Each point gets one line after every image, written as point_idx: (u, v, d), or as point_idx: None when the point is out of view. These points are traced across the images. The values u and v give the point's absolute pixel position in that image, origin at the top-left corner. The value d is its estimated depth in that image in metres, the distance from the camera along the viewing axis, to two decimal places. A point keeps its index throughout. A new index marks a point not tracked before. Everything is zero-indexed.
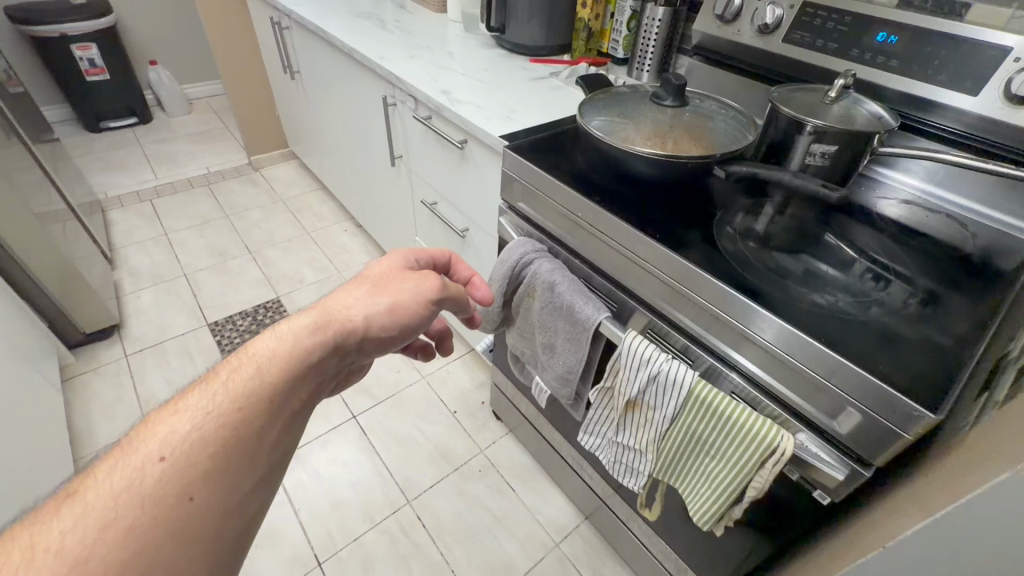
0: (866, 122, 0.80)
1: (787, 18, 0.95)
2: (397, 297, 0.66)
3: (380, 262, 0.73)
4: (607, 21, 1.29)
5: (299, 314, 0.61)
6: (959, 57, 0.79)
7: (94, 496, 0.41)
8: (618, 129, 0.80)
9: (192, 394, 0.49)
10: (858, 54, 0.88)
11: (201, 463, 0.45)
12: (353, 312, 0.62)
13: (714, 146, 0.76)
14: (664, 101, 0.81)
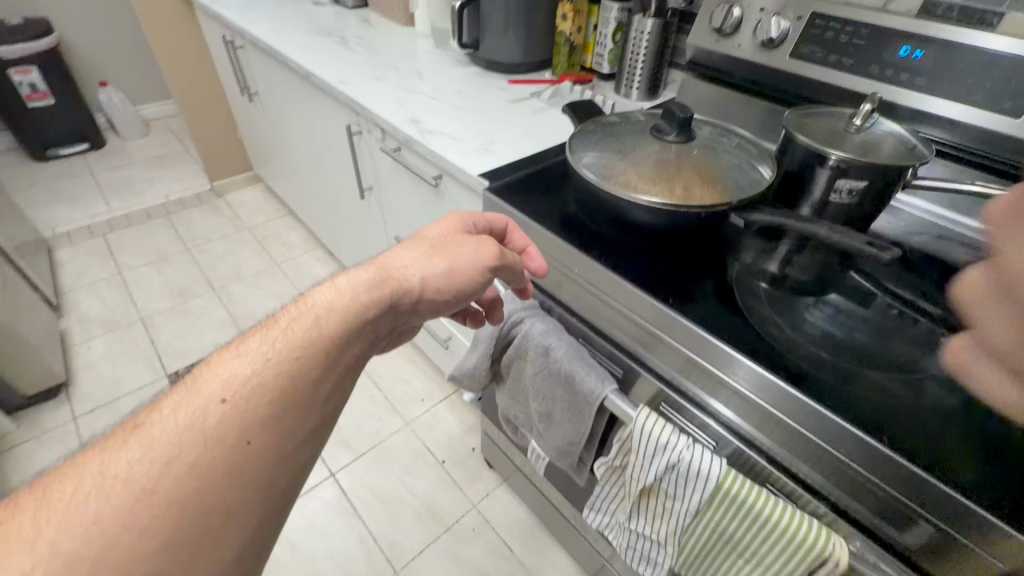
0: (898, 152, 0.70)
1: (794, 31, 0.85)
2: (453, 261, 0.62)
3: (437, 223, 0.68)
4: (591, 34, 1.18)
5: (357, 270, 0.59)
6: (999, 74, 0.69)
7: (162, 429, 0.42)
8: (614, 169, 0.68)
9: (254, 340, 0.49)
10: (877, 71, 0.78)
11: (259, 407, 0.45)
12: (409, 269, 0.60)
13: (729, 189, 0.65)
14: (665, 135, 0.70)
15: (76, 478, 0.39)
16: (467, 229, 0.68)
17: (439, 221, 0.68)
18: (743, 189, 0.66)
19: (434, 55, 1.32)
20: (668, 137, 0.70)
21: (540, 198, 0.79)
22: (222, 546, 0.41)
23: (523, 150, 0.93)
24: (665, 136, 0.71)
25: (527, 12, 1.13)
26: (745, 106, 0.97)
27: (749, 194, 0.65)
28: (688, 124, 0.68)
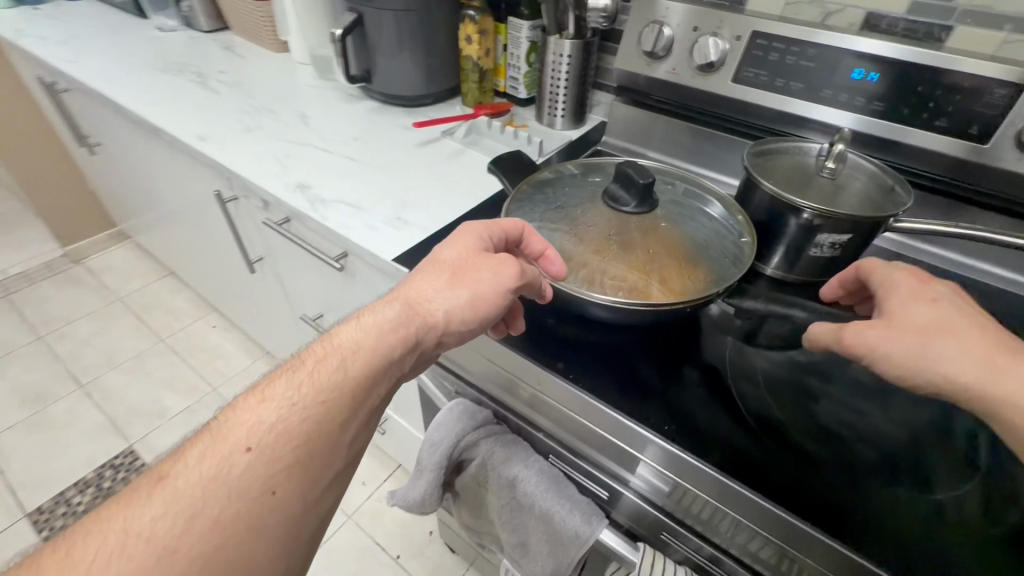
0: (876, 198, 0.62)
1: (733, 52, 0.75)
2: (475, 287, 0.50)
3: (450, 240, 0.53)
4: (501, 55, 1.03)
5: (383, 299, 0.50)
6: (961, 97, 0.63)
7: (187, 482, 0.38)
8: (570, 261, 0.54)
9: (281, 381, 0.44)
10: (831, 95, 0.70)
11: (284, 457, 0.41)
12: (431, 297, 0.50)
13: (711, 272, 0.54)
14: (621, 208, 0.57)
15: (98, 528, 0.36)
16: (486, 245, 0.53)
17: (454, 233, 0.54)
18: (726, 266, 0.55)
19: (319, 89, 1.10)
20: (626, 211, 0.57)
21: None
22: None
23: (445, 214, 0.76)
24: (621, 208, 0.57)
25: (423, 37, 0.96)
26: (687, 134, 0.88)
27: (736, 274, 0.53)
28: (648, 194, 0.56)
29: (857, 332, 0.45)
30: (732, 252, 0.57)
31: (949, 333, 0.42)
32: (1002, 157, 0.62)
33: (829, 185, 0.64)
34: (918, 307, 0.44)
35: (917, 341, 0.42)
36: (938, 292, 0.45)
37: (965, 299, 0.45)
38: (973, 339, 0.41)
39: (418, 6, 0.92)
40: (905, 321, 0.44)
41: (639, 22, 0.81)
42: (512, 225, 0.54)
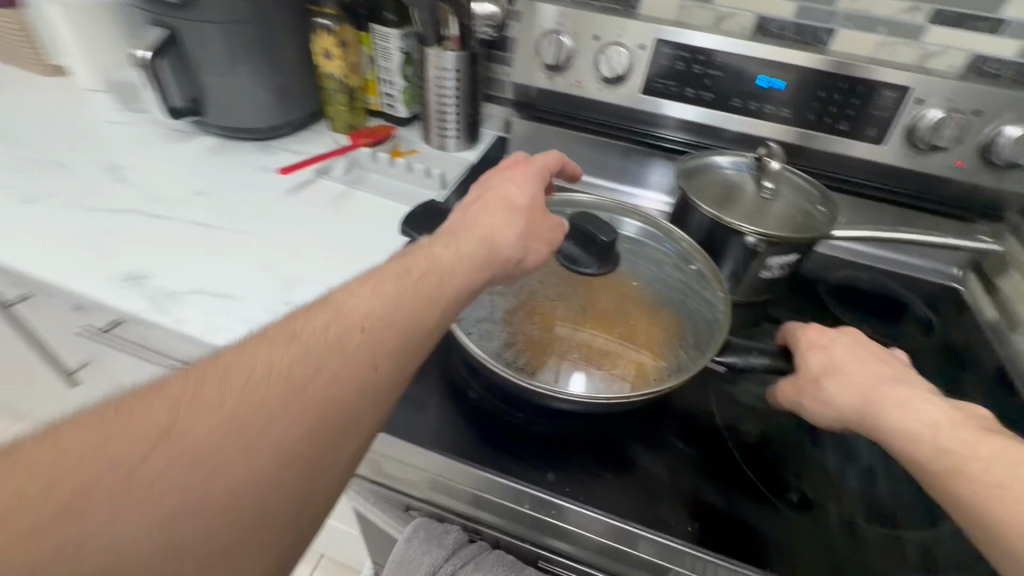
0: (799, 201, 0.63)
1: (639, 63, 0.70)
2: (537, 237, 0.49)
3: (514, 180, 0.50)
4: (368, 68, 0.87)
5: (465, 219, 0.46)
6: (857, 101, 0.65)
7: (288, 353, 0.34)
8: (547, 360, 0.48)
9: (389, 271, 0.40)
10: (740, 104, 0.70)
11: (393, 343, 0.37)
12: (508, 233, 0.46)
13: (695, 334, 0.52)
14: (580, 268, 0.54)
15: (200, 375, 0.32)
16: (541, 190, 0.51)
17: (517, 172, 0.51)
18: (707, 318, 0.53)
19: (126, 125, 0.83)
20: (587, 271, 0.53)
21: (420, 385, 0.51)
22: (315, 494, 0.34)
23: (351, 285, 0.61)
24: (579, 268, 0.54)
25: (267, 54, 0.77)
26: (596, 148, 0.81)
27: (721, 325, 0.51)
28: (607, 252, 0.54)
29: (777, 388, 0.46)
30: (705, 299, 0.55)
31: (835, 373, 0.42)
32: (895, 155, 0.67)
33: (757, 197, 0.63)
34: (810, 354, 0.45)
35: (811, 388, 0.43)
36: (830, 336, 0.45)
37: (858, 335, 0.44)
38: (856, 375, 0.41)
39: (255, 16, 0.73)
40: (803, 369, 0.44)
41: (534, 31, 0.73)
42: (545, 162, 0.54)
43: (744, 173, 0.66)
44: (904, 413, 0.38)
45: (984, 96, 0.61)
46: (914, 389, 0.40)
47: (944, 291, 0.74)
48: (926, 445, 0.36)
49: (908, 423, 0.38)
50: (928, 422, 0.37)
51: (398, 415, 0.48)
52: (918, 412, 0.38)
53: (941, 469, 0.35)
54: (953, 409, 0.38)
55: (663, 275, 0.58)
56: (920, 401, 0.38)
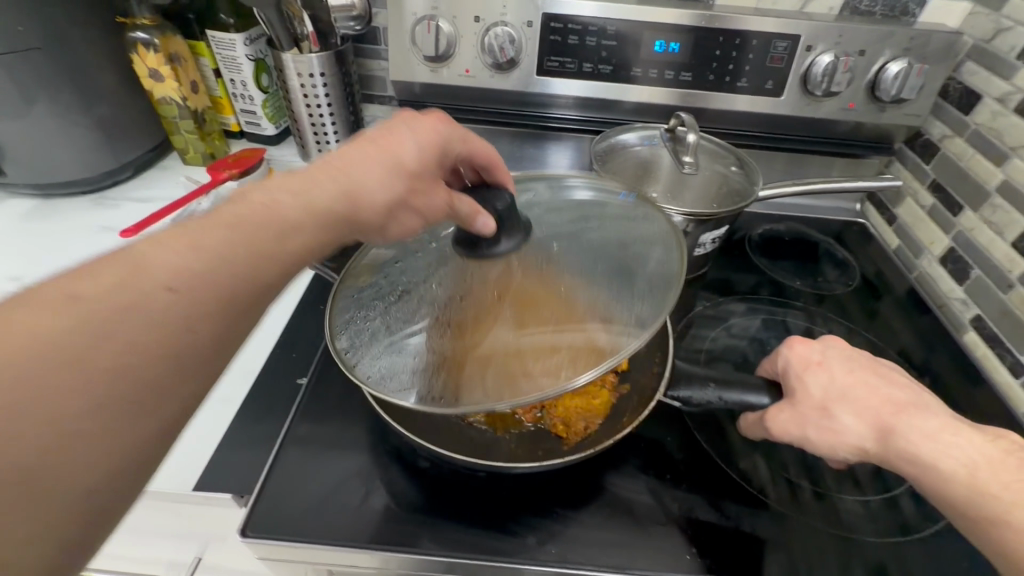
0: (713, 165, 0.61)
1: (528, 42, 0.64)
2: (418, 204, 0.39)
3: (413, 132, 0.39)
4: (215, 84, 0.73)
5: (337, 166, 0.35)
6: (753, 56, 0.64)
7: (62, 311, 0.23)
8: (470, 374, 0.37)
9: (225, 212, 0.30)
10: (641, 74, 0.66)
11: (214, 306, 0.27)
12: (379, 192, 0.36)
13: (663, 278, 0.41)
14: (485, 253, 0.41)
15: None
16: (446, 150, 0.41)
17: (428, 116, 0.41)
18: (672, 255, 0.43)
19: None
20: (499, 256, 0.41)
21: (357, 468, 0.43)
22: (119, 486, 0.24)
23: (249, 358, 0.50)
24: (482, 251, 0.42)
25: (73, 86, 0.60)
26: (503, 137, 0.74)
27: (676, 269, 0.42)
28: (508, 221, 0.41)
29: (771, 418, 0.42)
30: (663, 238, 0.45)
31: (843, 399, 0.39)
32: (794, 104, 0.67)
33: (674, 169, 0.59)
34: (809, 375, 0.41)
35: (819, 415, 0.39)
36: (821, 351, 0.42)
37: (850, 352, 0.42)
38: (868, 400, 0.39)
39: (43, 40, 0.57)
40: (803, 395, 0.40)
41: (405, 19, 0.64)
42: (486, 147, 0.45)
43: (658, 147, 0.62)
44: (933, 447, 0.35)
45: (868, 36, 0.62)
46: (930, 411, 0.37)
47: (852, 226, 0.78)
48: (963, 484, 0.34)
49: (934, 458, 0.35)
50: (963, 460, 0.35)
51: (340, 515, 0.40)
52: (949, 444, 0.35)
53: (980, 511, 0.33)
54: (984, 439, 0.35)
55: (608, 225, 0.46)
56: (949, 432, 0.36)
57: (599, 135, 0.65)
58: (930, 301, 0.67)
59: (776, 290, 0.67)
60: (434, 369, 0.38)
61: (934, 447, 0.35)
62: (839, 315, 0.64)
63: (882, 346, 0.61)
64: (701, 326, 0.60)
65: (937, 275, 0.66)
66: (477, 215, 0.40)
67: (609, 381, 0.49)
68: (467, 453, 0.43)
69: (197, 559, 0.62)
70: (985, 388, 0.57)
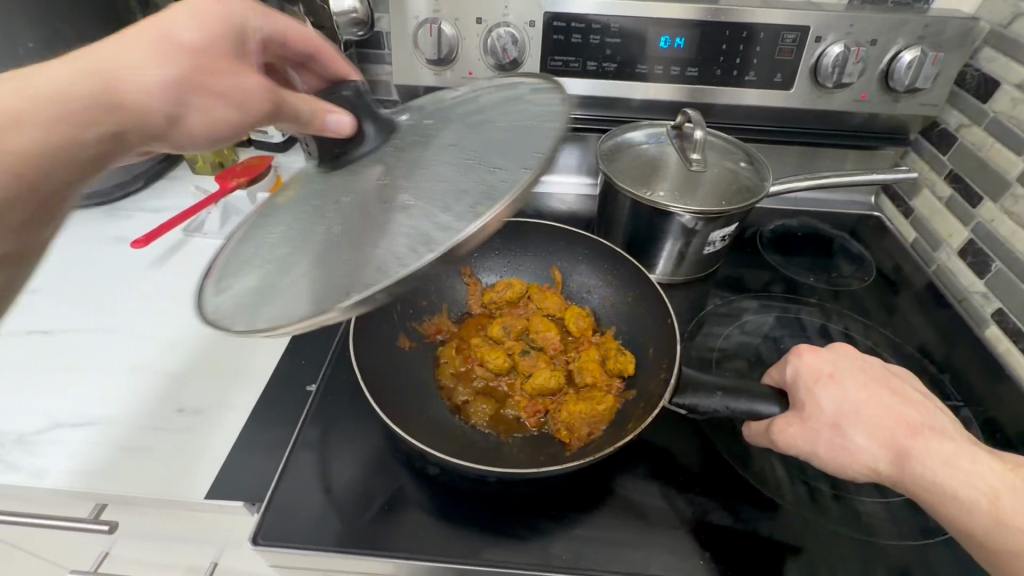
0: (722, 161, 0.60)
1: (531, 41, 0.64)
2: (221, 89, 0.37)
3: (193, 11, 0.37)
4: None
5: (106, 53, 0.35)
6: (760, 49, 0.63)
7: None
8: (376, 258, 0.32)
9: None
10: (646, 71, 0.65)
11: None
12: (149, 74, 0.35)
13: (537, 132, 0.37)
14: (353, 152, 0.40)
15: None
16: (240, 31, 0.39)
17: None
18: (549, 118, 0.39)
19: None
20: (365, 153, 0.40)
21: (367, 474, 0.43)
22: None
23: (258, 363, 0.50)
24: (348, 152, 0.40)
25: None
26: None
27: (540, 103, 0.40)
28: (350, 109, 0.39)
29: (778, 430, 0.40)
30: (536, 105, 0.41)
31: (857, 417, 0.38)
32: (804, 97, 0.66)
33: (682, 167, 0.58)
34: (819, 389, 0.39)
35: (831, 433, 0.38)
36: (832, 361, 0.40)
37: (860, 363, 0.40)
38: (881, 419, 0.38)
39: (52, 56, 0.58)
40: (816, 410, 0.39)
41: (407, 23, 0.64)
42: (304, 35, 0.45)
43: (664, 145, 0.61)
44: (951, 474, 0.35)
45: (880, 25, 0.60)
46: (945, 435, 0.37)
47: (868, 219, 0.76)
48: (982, 513, 0.34)
49: (950, 482, 0.35)
50: (983, 488, 0.34)
51: (350, 523, 0.40)
52: (967, 471, 0.35)
53: (992, 543, 0.33)
54: (1003, 467, 0.35)
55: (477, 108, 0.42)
56: (967, 459, 0.36)
57: (605, 135, 0.64)
58: (950, 295, 0.65)
59: (790, 286, 0.65)
60: (338, 284, 0.32)
61: (954, 471, 0.35)
62: (855, 311, 0.63)
63: (900, 343, 0.59)
64: (714, 324, 0.59)
65: (958, 268, 0.64)
66: (328, 114, 0.38)
67: (614, 388, 0.49)
68: (473, 460, 0.42)
69: (214, 562, 0.62)
70: (1008, 385, 0.55)
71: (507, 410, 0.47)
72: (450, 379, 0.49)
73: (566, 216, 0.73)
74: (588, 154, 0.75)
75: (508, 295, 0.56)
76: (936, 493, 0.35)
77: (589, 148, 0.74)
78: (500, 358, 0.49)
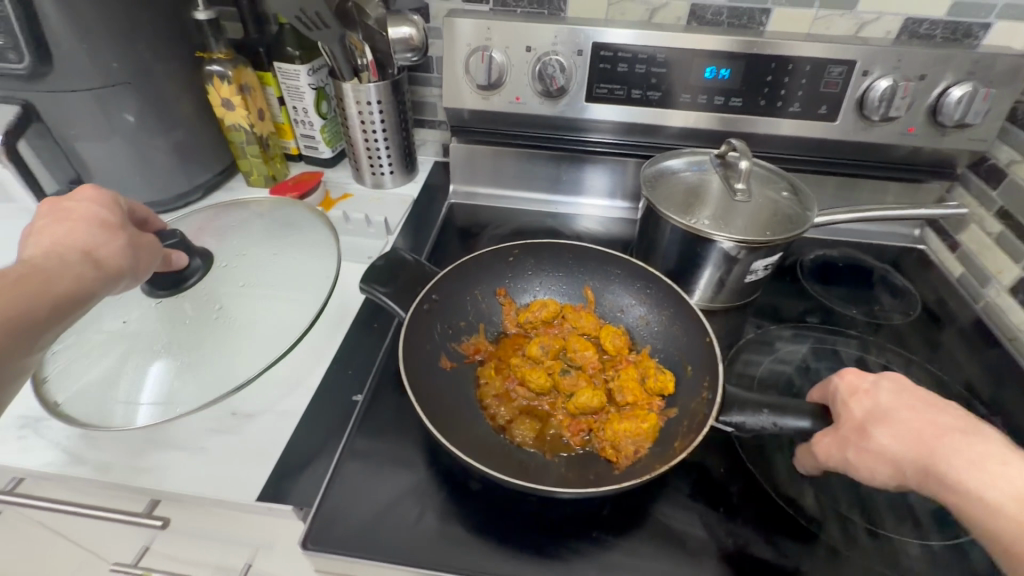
0: (764, 190, 0.60)
1: (578, 70, 0.66)
2: (146, 253, 0.44)
3: (86, 194, 0.42)
4: (279, 111, 0.78)
5: (53, 242, 0.38)
6: (806, 81, 0.64)
7: None
8: (240, 351, 0.49)
9: None
10: (689, 100, 0.66)
11: None
12: (108, 243, 0.40)
13: (317, 249, 0.58)
14: (188, 280, 0.52)
15: None
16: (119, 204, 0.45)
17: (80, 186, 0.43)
18: (308, 228, 0.61)
19: None
20: (192, 284, 0.52)
21: (411, 485, 0.44)
22: None
23: (305, 372, 0.52)
24: (183, 284, 0.51)
25: (152, 113, 0.66)
26: (542, 160, 0.76)
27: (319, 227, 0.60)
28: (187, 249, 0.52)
29: (815, 441, 0.42)
30: (301, 218, 0.62)
31: (886, 421, 0.38)
32: (848, 129, 0.66)
33: (726, 194, 0.59)
34: (853, 402, 0.40)
35: (858, 439, 0.39)
36: (872, 380, 0.41)
37: (904, 380, 0.40)
38: (912, 426, 0.37)
39: (133, 75, 0.63)
40: (845, 418, 0.40)
41: (460, 50, 0.67)
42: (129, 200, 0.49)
43: (707, 172, 0.62)
44: (977, 475, 0.32)
45: (928, 60, 0.60)
46: (990, 444, 0.34)
47: (908, 250, 0.75)
48: (1009, 517, 0.30)
49: (967, 481, 0.33)
50: (1011, 491, 0.31)
51: (394, 534, 0.41)
52: (996, 474, 0.32)
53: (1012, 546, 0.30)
54: None
55: (270, 231, 0.60)
56: (999, 462, 0.33)
57: (647, 161, 0.65)
58: (1000, 333, 0.63)
59: (829, 317, 0.65)
60: (217, 369, 0.47)
61: (987, 481, 0.32)
62: (897, 345, 0.62)
63: (946, 379, 0.58)
64: (751, 352, 0.59)
65: (1007, 305, 0.63)
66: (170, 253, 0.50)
67: (655, 406, 0.49)
68: (520, 475, 0.43)
69: (247, 560, 0.64)
70: None
71: (550, 429, 0.47)
72: (491, 400, 0.49)
73: (603, 240, 0.74)
74: (626, 178, 0.76)
75: (543, 315, 0.56)
76: (964, 499, 0.33)
77: (626, 171, 0.75)
78: (542, 378, 0.49)
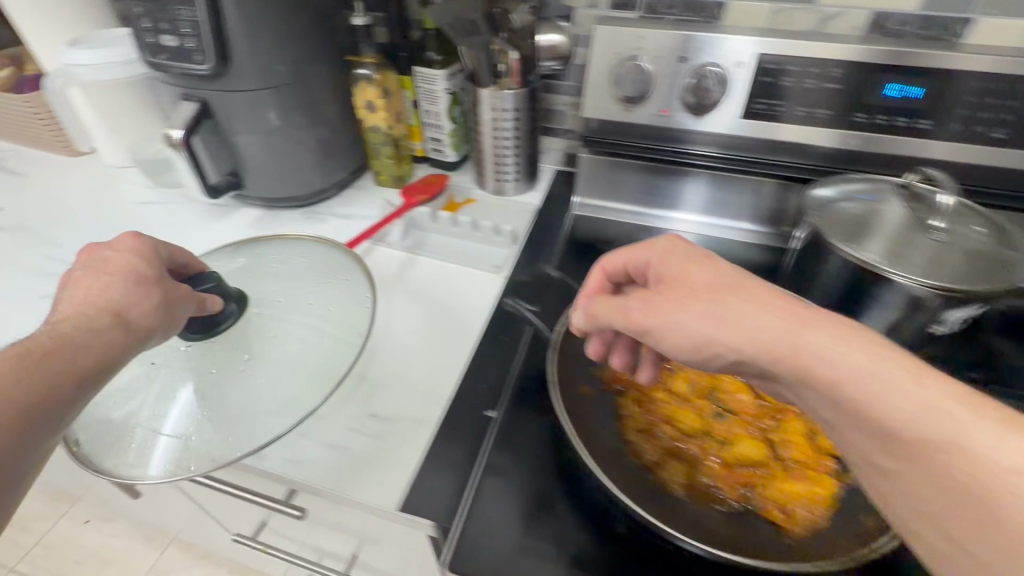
0: (958, 227, 0.52)
1: (735, 83, 0.61)
2: (179, 304, 0.46)
3: (127, 247, 0.46)
4: (412, 113, 0.79)
5: (89, 298, 0.41)
6: (1015, 104, 0.55)
7: None
8: (276, 404, 0.48)
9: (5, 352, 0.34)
10: (863, 119, 0.60)
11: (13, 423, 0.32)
12: (142, 299, 0.43)
13: (355, 300, 0.57)
14: (220, 324, 0.53)
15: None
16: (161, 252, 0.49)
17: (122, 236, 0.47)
18: (348, 277, 0.60)
19: (162, 206, 0.78)
20: (226, 326, 0.53)
21: (550, 516, 0.42)
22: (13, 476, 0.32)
23: (436, 383, 0.52)
24: (217, 326, 0.52)
25: (304, 113, 0.70)
26: (663, 177, 0.71)
27: (356, 279, 0.59)
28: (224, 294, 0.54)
29: (646, 306, 0.39)
30: (341, 265, 0.62)
31: (729, 295, 0.37)
32: None
33: (908, 227, 0.52)
34: (695, 269, 0.39)
35: (705, 303, 0.37)
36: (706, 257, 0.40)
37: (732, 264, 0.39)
38: (763, 304, 0.35)
39: (292, 78, 0.66)
40: (684, 286, 0.39)
41: (607, 59, 0.64)
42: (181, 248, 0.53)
43: (884, 201, 0.55)
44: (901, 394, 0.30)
45: None
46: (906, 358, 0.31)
47: None
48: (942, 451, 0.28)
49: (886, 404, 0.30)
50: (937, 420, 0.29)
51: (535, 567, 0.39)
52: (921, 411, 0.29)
53: (921, 440, 0.29)
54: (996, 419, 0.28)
55: (310, 276, 0.60)
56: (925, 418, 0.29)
57: (809, 185, 0.59)
58: None
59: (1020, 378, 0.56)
60: (247, 422, 0.47)
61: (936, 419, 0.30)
62: None
63: None
64: None
65: None
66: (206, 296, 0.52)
67: (823, 468, 0.43)
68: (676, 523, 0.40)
69: (355, 551, 0.66)
70: None
71: (702, 476, 0.43)
72: (635, 435, 0.46)
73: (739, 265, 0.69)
74: (759, 201, 0.69)
75: None
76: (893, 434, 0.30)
77: (768, 193, 0.68)
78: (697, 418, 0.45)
